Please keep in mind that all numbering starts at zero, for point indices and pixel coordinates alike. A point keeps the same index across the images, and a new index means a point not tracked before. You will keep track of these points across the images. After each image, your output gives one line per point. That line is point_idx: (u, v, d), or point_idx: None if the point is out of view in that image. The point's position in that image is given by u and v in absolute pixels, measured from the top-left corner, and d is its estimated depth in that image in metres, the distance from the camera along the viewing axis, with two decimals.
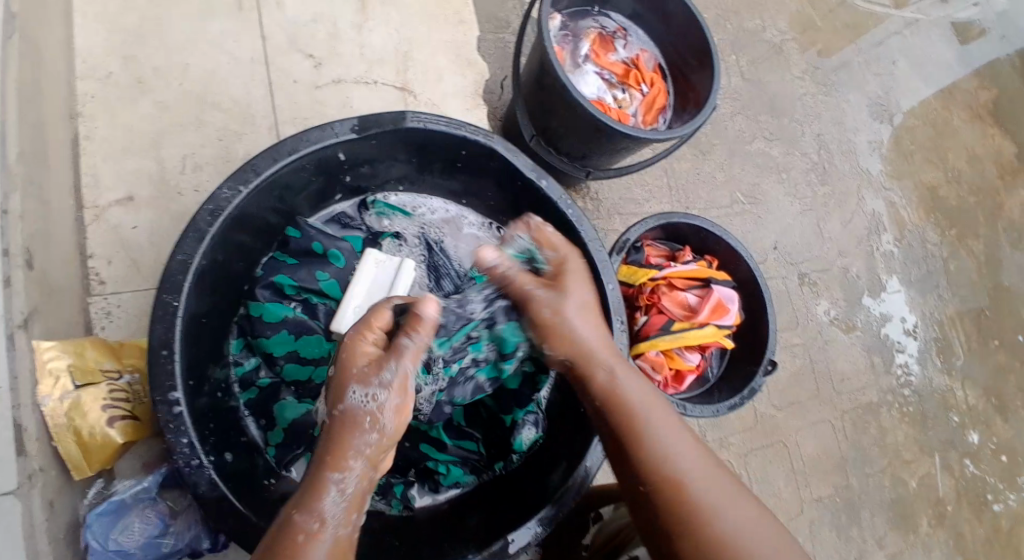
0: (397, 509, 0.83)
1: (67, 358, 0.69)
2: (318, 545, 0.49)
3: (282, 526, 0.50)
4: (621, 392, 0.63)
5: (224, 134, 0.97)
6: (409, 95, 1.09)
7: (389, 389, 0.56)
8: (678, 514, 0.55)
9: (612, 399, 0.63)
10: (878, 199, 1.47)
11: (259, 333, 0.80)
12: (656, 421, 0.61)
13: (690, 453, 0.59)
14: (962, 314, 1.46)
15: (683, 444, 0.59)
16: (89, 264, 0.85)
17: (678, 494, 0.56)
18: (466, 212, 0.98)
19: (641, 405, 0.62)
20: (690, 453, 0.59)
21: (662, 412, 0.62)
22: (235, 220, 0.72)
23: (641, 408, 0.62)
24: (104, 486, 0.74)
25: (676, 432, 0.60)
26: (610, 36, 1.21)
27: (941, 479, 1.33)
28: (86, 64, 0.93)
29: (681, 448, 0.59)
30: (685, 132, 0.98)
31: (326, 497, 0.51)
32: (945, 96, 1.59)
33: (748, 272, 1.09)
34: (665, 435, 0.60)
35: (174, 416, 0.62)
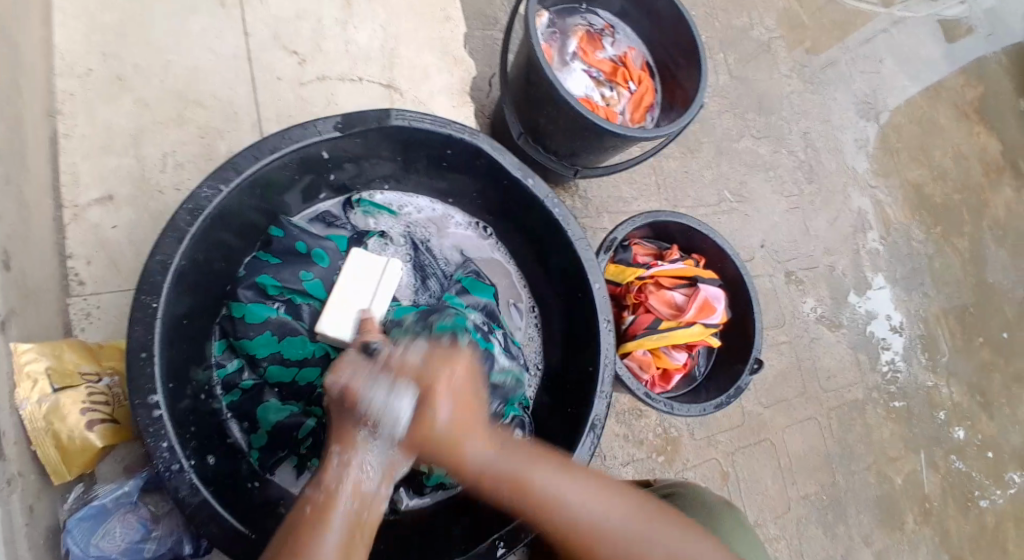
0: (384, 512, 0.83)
1: (46, 360, 0.68)
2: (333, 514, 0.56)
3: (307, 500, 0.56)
4: (508, 483, 0.59)
5: (206, 131, 0.95)
6: (395, 92, 1.08)
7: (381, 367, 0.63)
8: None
9: (509, 494, 0.59)
10: (864, 197, 1.47)
11: (242, 334, 0.79)
12: (558, 496, 0.59)
13: (599, 510, 0.59)
14: (948, 312, 1.47)
15: (591, 505, 0.59)
16: (69, 264, 0.84)
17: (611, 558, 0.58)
18: (453, 212, 0.98)
19: (539, 485, 0.59)
20: (606, 512, 0.59)
21: (553, 484, 0.59)
22: (217, 219, 0.71)
23: (534, 493, 0.59)
24: (84, 491, 0.73)
25: (574, 493, 0.59)
26: (597, 34, 1.21)
27: (926, 476, 1.34)
28: (64, 59, 0.92)
29: (593, 511, 0.59)
30: (673, 130, 0.98)
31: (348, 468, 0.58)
32: (931, 94, 1.60)
33: (735, 270, 1.08)
34: (572, 505, 0.58)
35: (154, 420, 0.62)
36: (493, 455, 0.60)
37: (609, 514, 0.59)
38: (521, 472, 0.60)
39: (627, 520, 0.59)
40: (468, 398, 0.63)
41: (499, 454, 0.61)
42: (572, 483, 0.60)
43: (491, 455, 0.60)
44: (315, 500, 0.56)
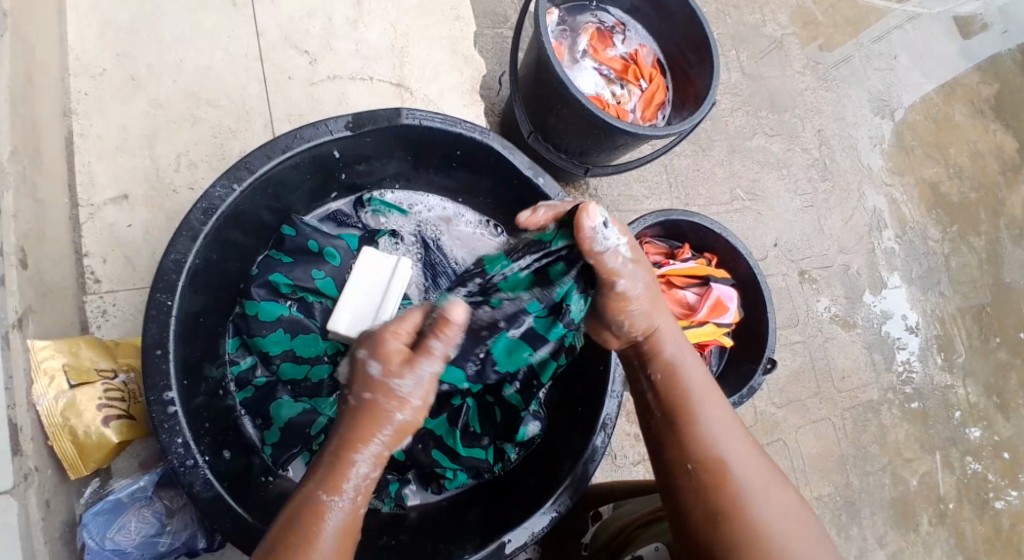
0: (390, 506, 0.82)
1: (62, 357, 0.68)
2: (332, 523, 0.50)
3: (303, 499, 0.51)
4: (681, 377, 0.62)
5: (219, 131, 0.96)
6: (405, 91, 1.08)
7: (418, 386, 0.54)
8: (733, 507, 0.54)
9: (672, 388, 0.61)
10: (878, 196, 1.46)
11: (254, 332, 0.80)
12: (712, 412, 0.60)
13: (739, 447, 0.58)
14: (964, 311, 1.45)
15: (735, 437, 0.59)
16: (85, 262, 0.85)
17: (730, 489, 0.55)
18: (463, 210, 0.98)
19: (704, 394, 0.61)
20: (747, 452, 0.58)
21: (716, 402, 0.61)
22: (230, 218, 0.71)
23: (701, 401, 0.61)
24: (100, 486, 0.74)
25: (728, 419, 0.60)
26: (608, 31, 1.20)
27: (941, 477, 1.32)
28: (80, 60, 0.93)
29: (735, 444, 0.58)
30: (685, 128, 0.98)
31: (350, 475, 0.51)
32: (946, 91, 1.58)
33: (747, 269, 1.07)
34: (721, 423, 0.59)
35: (169, 416, 0.62)
36: (681, 357, 0.64)
37: (748, 454, 0.58)
38: (693, 381, 0.62)
39: (758, 468, 0.57)
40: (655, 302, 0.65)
41: (671, 363, 0.63)
42: (728, 411, 0.61)
43: (676, 358, 0.64)
44: (323, 510, 0.50)
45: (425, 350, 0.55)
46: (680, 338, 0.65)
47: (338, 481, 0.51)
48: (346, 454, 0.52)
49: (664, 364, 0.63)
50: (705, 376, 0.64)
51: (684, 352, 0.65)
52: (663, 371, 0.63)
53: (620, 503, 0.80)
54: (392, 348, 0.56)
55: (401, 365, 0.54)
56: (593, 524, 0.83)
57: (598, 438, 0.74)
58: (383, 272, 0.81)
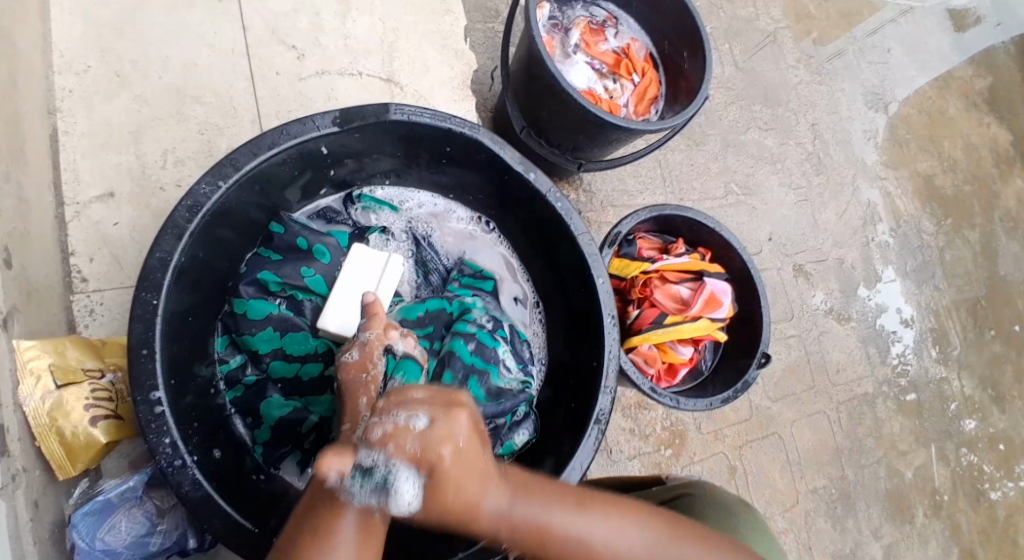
0: None
1: (48, 357, 0.68)
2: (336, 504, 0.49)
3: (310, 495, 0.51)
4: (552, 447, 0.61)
5: (206, 128, 0.95)
6: (395, 87, 1.07)
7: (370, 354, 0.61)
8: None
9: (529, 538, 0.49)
10: (872, 189, 1.45)
11: (244, 331, 0.79)
12: (585, 527, 0.49)
13: (625, 531, 0.51)
14: (959, 304, 1.45)
15: (619, 531, 0.51)
16: (71, 261, 0.84)
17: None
18: (455, 207, 0.97)
19: (572, 518, 0.50)
20: (630, 520, 0.52)
21: (583, 516, 0.50)
22: (217, 215, 0.71)
23: (550, 522, 0.49)
24: (89, 486, 0.74)
25: (604, 518, 0.51)
26: (600, 25, 1.20)
27: (937, 470, 1.32)
28: (65, 57, 0.92)
29: (619, 537, 0.51)
30: (678, 122, 0.97)
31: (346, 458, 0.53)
32: (940, 85, 1.58)
33: (741, 263, 1.07)
34: (599, 530, 0.50)
35: (156, 416, 0.62)
36: (504, 499, 0.48)
37: (637, 532, 0.52)
38: (534, 508, 0.49)
39: (649, 539, 0.52)
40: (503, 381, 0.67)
41: (512, 501, 0.48)
42: (597, 508, 0.51)
43: (503, 513, 0.47)
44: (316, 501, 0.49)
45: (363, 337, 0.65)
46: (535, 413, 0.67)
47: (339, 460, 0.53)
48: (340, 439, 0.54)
49: (493, 524, 0.48)
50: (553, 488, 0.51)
51: (517, 478, 0.51)
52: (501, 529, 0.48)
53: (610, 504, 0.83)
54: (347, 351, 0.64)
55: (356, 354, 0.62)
56: None
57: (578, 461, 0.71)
58: (373, 271, 0.81)
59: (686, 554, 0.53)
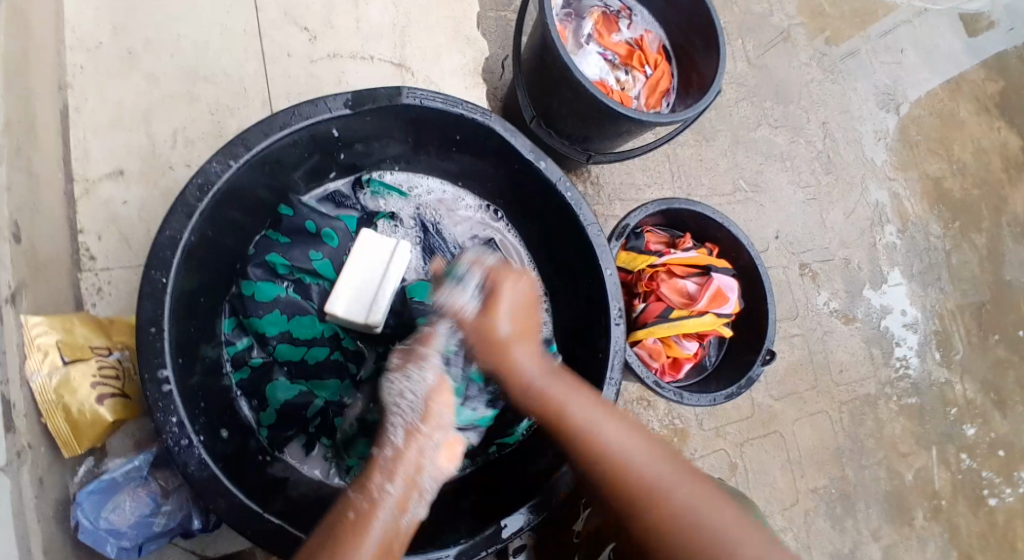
0: None
1: (56, 334, 0.68)
2: (363, 518, 0.56)
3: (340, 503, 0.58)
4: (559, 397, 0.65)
5: (216, 109, 0.95)
6: (406, 72, 1.07)
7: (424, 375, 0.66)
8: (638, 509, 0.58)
9: (554, 414, 0.64)
10: (882, 190, 1.45)
11: (252, 313, 0.79)
12: (601, 424, 0.63)
13: (637, 447, 0.61)
14: (963, 308, 1.45)
15: (629, 438, 0.62)
16: (80, 239, 0.84)
17: (634, 491, 0.58)
18: (463, 194, 0.97)
19: (588, 411, 0.64)
20: (633, 438, 0.62)
21: (602, 416, 0.64)
22: (226, 196, 0.70)
23: (571, 407, 0.64)
24: (95, 465, 0.74)
25: (622, 429, 0.63)
26: (613, 16, 1.19)
27: (936, 472, 1.33)
28: (75, 34, 0.91)
29: (628, 443, 0.62)
30: (689, 115, 0.96)
31: (377, 478, 0.59)
32: (952, 87, 1.57)
33: (749, 260, 1.07)
34: (612, 432, 0.62)
35: (163, 395, 0.62)
36: (547, 382, 0.66)
37: (646, 449, 0.61)
38: (561, 393, 0.66)
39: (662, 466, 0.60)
40: (525, 333, 0.70)
41: (544, 375, 0.67)
42: (620, 421, 0.64)
43: (537, 377, 0.67)
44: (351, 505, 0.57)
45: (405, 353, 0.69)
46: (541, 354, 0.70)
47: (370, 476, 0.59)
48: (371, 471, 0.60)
49: (539, 391, 0.66)
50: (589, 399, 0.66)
51: (563, 385, 0.67)
52: (537, 397, 0.66)
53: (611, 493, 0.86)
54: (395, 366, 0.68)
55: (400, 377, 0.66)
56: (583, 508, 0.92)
57: None
58: (380, 264, 0.81)
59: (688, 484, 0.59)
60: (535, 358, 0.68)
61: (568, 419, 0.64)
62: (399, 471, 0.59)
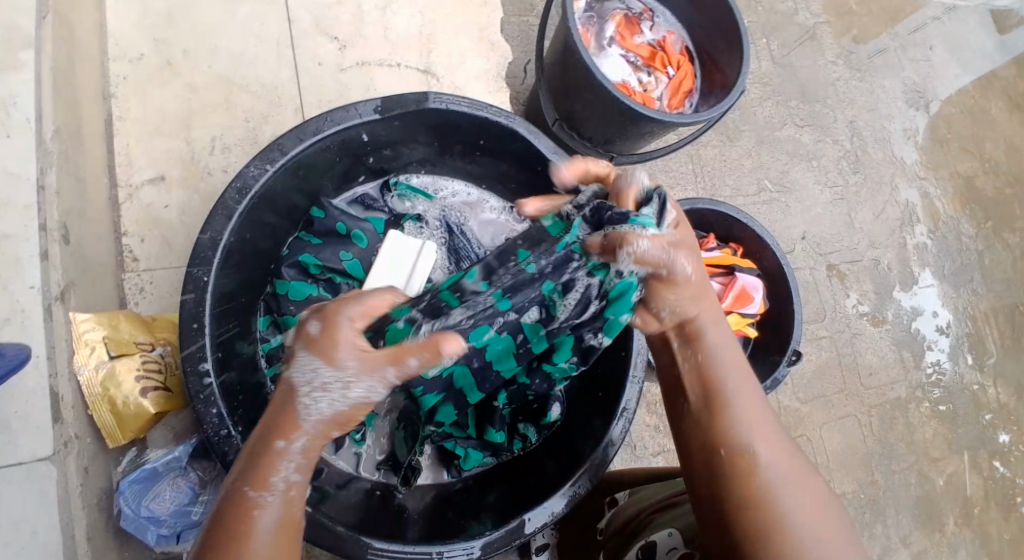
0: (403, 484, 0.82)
1: (102, 330, 0.71)
2: (262, 514, 0.50)
3: (232, 495, 0.50)
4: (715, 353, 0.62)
5: (251, 116, 0.98)
6: (432, 78, 1.09)
7: (343, 366, 0.53)
8: (755, 509, 0.53)
9: (714, 383, 0.61)
10: (912, 189, 1.43)
11: (284, 310, 0.81)
12: (745, 401, 0.60)
13: (781, 457, 0.56)
14: (996, 310, 1.43)
15: (768, 435, 0.58)
16: (124, 241, 0.88)
17: (751, 475, 0.55)
18: (487, 196, 0.99)
19: (736, 381, 0.61)
20: (766, 425, 0.59)
21: (767, 420, 0.59)
22: (262, 199, 0.73)
23: (737, 390, 0.60)
24: (137, 455, 0.77)
25: (779, 445, 0.58)
26: (635, 18, 1.19)
27: (969, 478, 1.30)
28: (118, 46, 0.95)
29: (757, 426, 0.58)
30: (712, 115, 0.97)
31: (275, 467, 0.51)
32: (983, 84, 1.54)
33: (774, 261, 1.07)
34: (744, 406, 0.59)
35: (204, 387, 0.65)
36: (724, 352, 0.62)
37: (791, 464, 0.56)
38: (729, 374, 0.61)
39: (798, 482, 0.55)
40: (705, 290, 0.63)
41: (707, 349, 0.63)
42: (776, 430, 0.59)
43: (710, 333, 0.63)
44: (251, 502, 0.50)
45: (311, 329, 0.55)
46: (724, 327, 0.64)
47: (261, 473, 0.51)
48: (267, 450, 0.52)
49: (707, 355, 0.62)
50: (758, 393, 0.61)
51: (739, 368, 0.62)
52: (700, 363, 0.62)
53: (634, 490, 0.82)
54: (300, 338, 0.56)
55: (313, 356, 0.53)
56: (608, 510, 0.85)
57: (615, 431, 0.75)
58: (400, 277, 0.82)
59: (811, 506, 0.54)
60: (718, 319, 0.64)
61: (727, 393, 0.60)
62: (305, 462, 0.53)
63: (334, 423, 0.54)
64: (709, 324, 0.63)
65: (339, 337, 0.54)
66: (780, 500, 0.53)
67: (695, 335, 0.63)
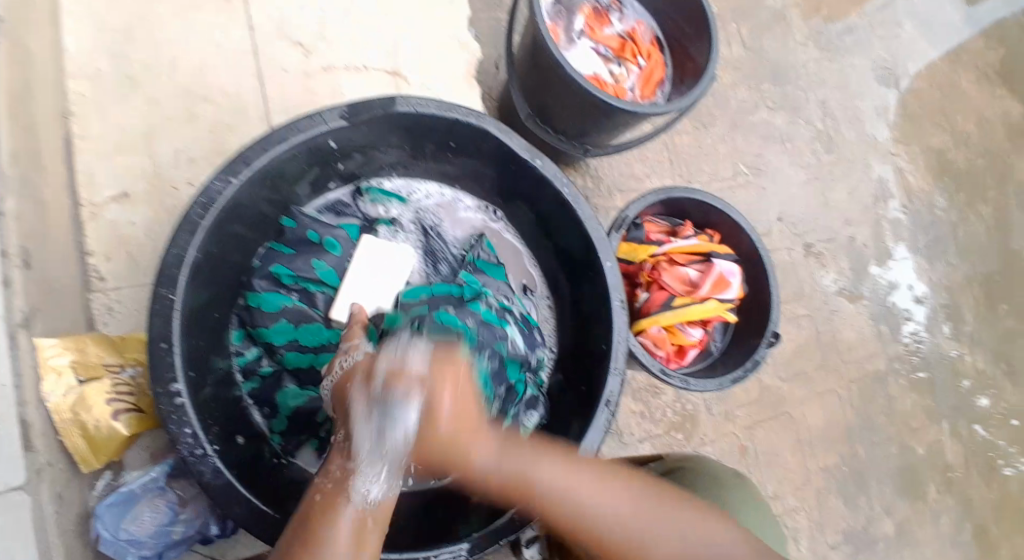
0: None
1: (70, 354, 0.70)
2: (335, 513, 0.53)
3: (307, 502, 0.55)
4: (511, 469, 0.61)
5: (216, 127, 0.97)
6: (400, 79, 1.08)
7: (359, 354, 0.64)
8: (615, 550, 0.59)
9: (516, 491, 0.61)
10: (885, 166, 1.44)
11: (259, 323, 0.80)
12: (554, 478, 0.60)
13: (603, 494, 0.60)
14: (972, 280, 1.45)
15: (592, 485, 0.61)
16: (90, 261, 0.86)
17: (607, 539, 0.59)
18: (462, 197, 0.98)
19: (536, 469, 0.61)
20: (577, 479, 0.61)
21: (572, 474, 0.61)
22: (229, 212, 0.72)
23: (535, 475, 0.60)
24: (113, 479, 0.76)
25: (592, 483, 0.61)
26: (604, 10, 1.19)
27: (950, 446, 1.32)
28: (76, 62, 0.93)
29: (579, 485, 0.60)
30: (684, 104, 0.96)
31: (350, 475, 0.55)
32: (952, 58, 1.56)
33: (750, 244, 1.07)
34: (554, 480, 0.60)
35: (176, 407, 0.63)
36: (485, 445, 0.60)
37: (610, 488, 0.61)
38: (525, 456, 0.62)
39: (638, 504, 0.60)
40: (468, 412, 0.60)
41: (503, 454, 0.61)
42: (585, 473, 0.61)
43: (497, 464, 0.60)
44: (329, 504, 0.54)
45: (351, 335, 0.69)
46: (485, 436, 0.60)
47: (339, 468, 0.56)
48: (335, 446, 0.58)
49: (486, 467, 0.60)
50: (550, 464, 0.61)
51: (520, 449, 0.62)
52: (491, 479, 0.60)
53: None
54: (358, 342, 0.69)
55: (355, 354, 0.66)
56: None
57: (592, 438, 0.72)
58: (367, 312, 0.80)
59: (655, 517, 0.60)
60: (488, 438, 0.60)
61: (539, 492, 0.60)
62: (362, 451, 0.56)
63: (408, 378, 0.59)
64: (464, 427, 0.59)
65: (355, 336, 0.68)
66: (644, 544, 0.58)
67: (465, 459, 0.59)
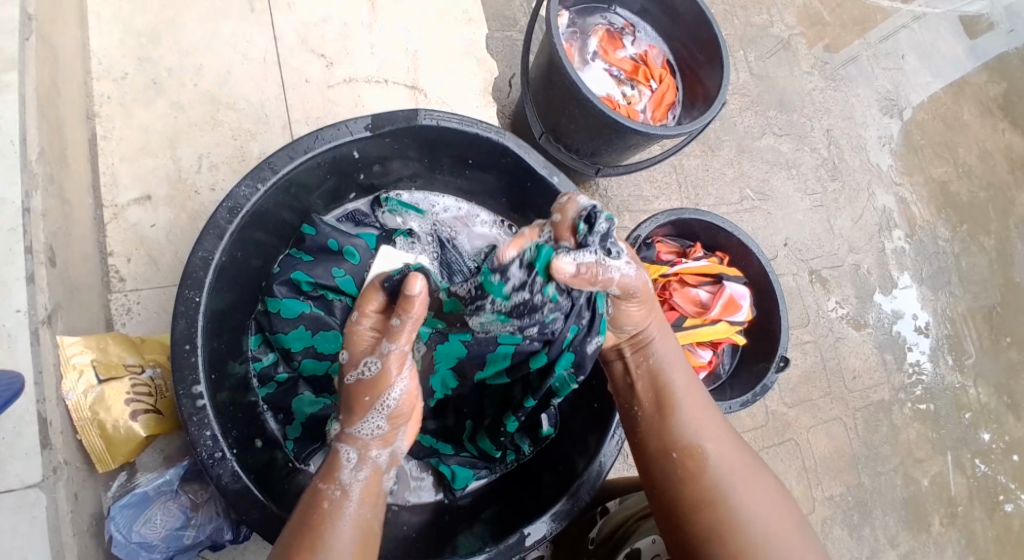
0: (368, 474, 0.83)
1: (91, 353, 0.70)
2: (340, 514, 0.54)
3: (309, 496, 0.55)
4: (664, 378, 0.67)
5: (238, 133, 0.98)
6: (419, 93, 1.10)
7: (379, 359, 0.58)
8: (703, 501, 0.60)
9: (666, 397, 0.66)
10: (888, 195, 1.46)
11: (277, 329, 0.81)
12: (695, 411, 0.65)
13: (727, 458, 0.62)
14: (974, 311, 1.46)
15: (718, 441, 0.64)
16: (110, 262, 0.87)
17: (702, 483, 0.61)
18: (478, 211, 0.99)
19: (683, 395, 0.66)
20: (709, 429, 0.64)
21: (711, 423, 0.65)
22: (253, 218, 0.73)
23: (687, 405, 0.66)
24: (127, 480, 0.76)
25: (722, 444, 0.63)
26: (618, 33, 1.21)
27: (953, 477, 1.33)
28: (102, 64, 0.94)
29: (709, 433, 0.64)
30: (696, 127, 0.98)
31: (344, 469, 0.56)
32: (955, 91, 1.59)
33: (759, 267, 1.08)
34: (690, 414, 0.65)
35: (197, 409, 0.64)
36: (672, 358, 0.69)
37: (730, 457, 0.62)
38: (677, 382, 0.67)
39: (745, 480, 0.61)
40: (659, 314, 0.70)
41: (659, 367, 0.68)
42: (725, 435, 0.64)
43: (663, 357, 0.68)
44: (324, 499, 0.54)
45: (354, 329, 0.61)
46: (670, 340, 0.70)
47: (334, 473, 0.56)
48: (337, 449, 0.58)
49: (655, 364, 0.68)
50: (706, 408, 0.66)
51: (689, 383, 0.68)
52: (653, 370, 0.68)
53: (625, 498, 0.84)
54: (364, 335, 0.61)
55: (361, 353, 0.60)
56: (600, 519, 0.86)
57: (606, 451, 0.76)
58: None
59: (751, 498, 0.60)
60: (669, 344, 0.69)
61: (677, 406, 0.65)
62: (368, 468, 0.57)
63: (402, 416, 0.59)
64: (659, 334, 0.69)
65: (363, 333, 0.61)
66: (735, 514, 0.59)
67: (646, 346, 0.69)
